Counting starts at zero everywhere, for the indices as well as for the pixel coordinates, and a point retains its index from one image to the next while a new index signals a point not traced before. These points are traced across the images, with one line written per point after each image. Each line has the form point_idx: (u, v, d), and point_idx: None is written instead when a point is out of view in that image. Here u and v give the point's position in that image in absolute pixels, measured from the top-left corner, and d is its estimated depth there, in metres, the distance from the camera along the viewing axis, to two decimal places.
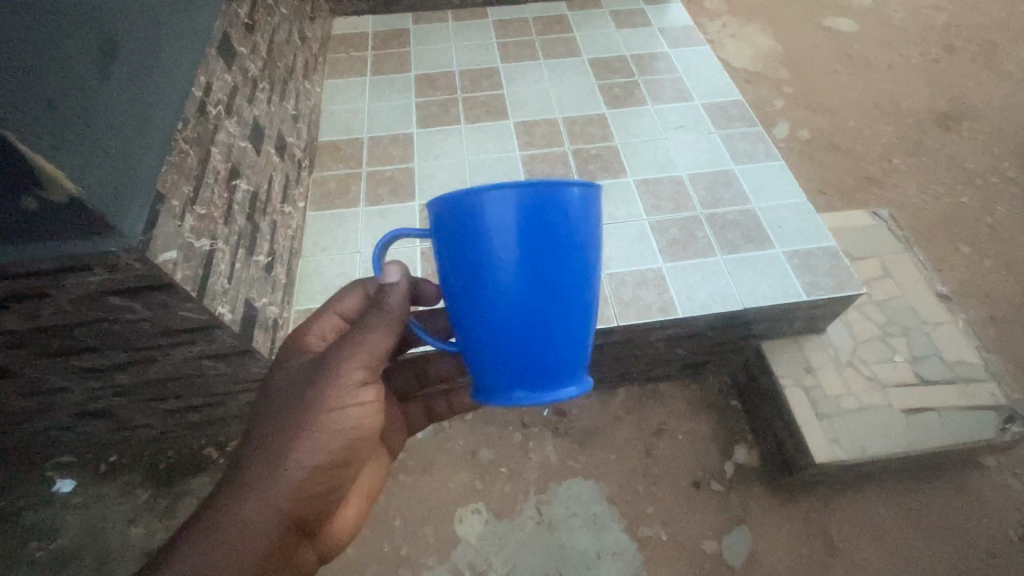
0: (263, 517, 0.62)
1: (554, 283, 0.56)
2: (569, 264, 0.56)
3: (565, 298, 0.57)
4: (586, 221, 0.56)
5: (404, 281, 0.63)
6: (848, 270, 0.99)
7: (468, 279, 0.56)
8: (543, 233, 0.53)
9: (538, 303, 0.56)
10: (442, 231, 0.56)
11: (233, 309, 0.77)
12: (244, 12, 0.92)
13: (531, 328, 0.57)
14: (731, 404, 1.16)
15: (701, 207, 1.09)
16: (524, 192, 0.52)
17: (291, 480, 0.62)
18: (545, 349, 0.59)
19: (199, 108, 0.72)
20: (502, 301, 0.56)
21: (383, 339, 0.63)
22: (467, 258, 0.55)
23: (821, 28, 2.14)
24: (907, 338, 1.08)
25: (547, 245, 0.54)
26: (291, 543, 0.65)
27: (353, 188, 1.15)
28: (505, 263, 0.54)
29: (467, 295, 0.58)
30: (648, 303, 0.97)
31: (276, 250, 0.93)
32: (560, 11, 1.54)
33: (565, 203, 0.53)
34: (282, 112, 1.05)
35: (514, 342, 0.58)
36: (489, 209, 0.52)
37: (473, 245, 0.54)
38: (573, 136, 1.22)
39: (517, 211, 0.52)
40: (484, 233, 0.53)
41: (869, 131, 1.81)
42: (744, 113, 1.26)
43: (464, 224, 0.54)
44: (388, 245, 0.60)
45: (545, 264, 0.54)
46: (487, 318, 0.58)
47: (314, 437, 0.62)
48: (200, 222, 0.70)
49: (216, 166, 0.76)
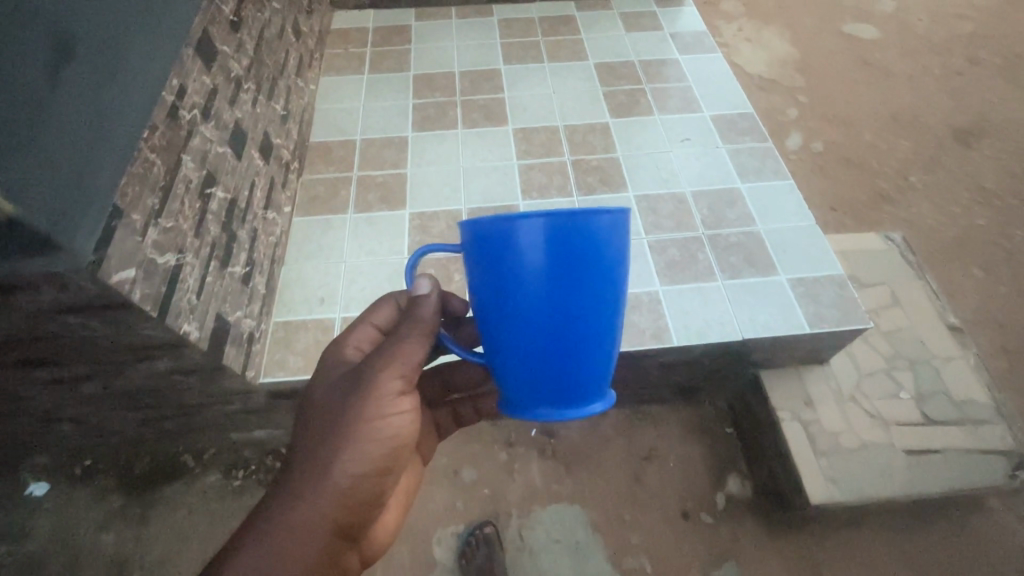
0: (311, 527, 0.59)
1: (581, 306, 0.55)
2: (596, 287, 0.55)
3: (596, 321, 0.57)
4: (614, 245, 0.55)
5: (434, 293, 0.64)
6: (855, 301, 0.94)
7: (501, 297, 0.56)
8: (575, 257, 0.53)
9: (566, 326, 0.56)
10: (475, 255, 0.56)
11: (202, 326, 0.73)
12: (229, 8, 0.88)
13: (562, 347, 0.57)
14: (726, 432, 1.11)
15: (703, 226, 1.04)
16: (557, 218, 0.51)
17: (337, 489, 0.60)
18: (571, 369, 0.59)
19: (169, 113, 0.69)
20: (533, 318, 0.56)
21: (417, 350, 0.61)
22: (501, 282, 0.55)
23: (842, 34, 2.06)
24: (913, 372, 1.03)
25: (575, 268, 0.54)
26: (337, 554, 0.62)
27: (342, 193, 1.11)
28: (534, 287, 0.54)
29: (499, 313, 0.57)
30: (641, 328, 0.92)
31: (255, 259, 0.90)
32: (568, 11, 1.48)
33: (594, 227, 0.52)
34: (270, 113, 1.01)
35: (541, 360, 0.58)
36: (521, 234, 0.52)
37: (506, 265, 0.54)
38: (574, 145, 1.18)
39: (547, 237, 0.52)
40: (514, 258, 0.53)
41: (885, 145, 1.74)
42: (755, 127, 1.21)
43: (495, 248, 0.54)
44: (419, 262, 0.59)
45: (573, 288, 0.54)
46: (515, 338, 0.57)
47: (357, 446, 0.60)
48: (165, 236, 0.66)
49: (188, 175, 0.72)
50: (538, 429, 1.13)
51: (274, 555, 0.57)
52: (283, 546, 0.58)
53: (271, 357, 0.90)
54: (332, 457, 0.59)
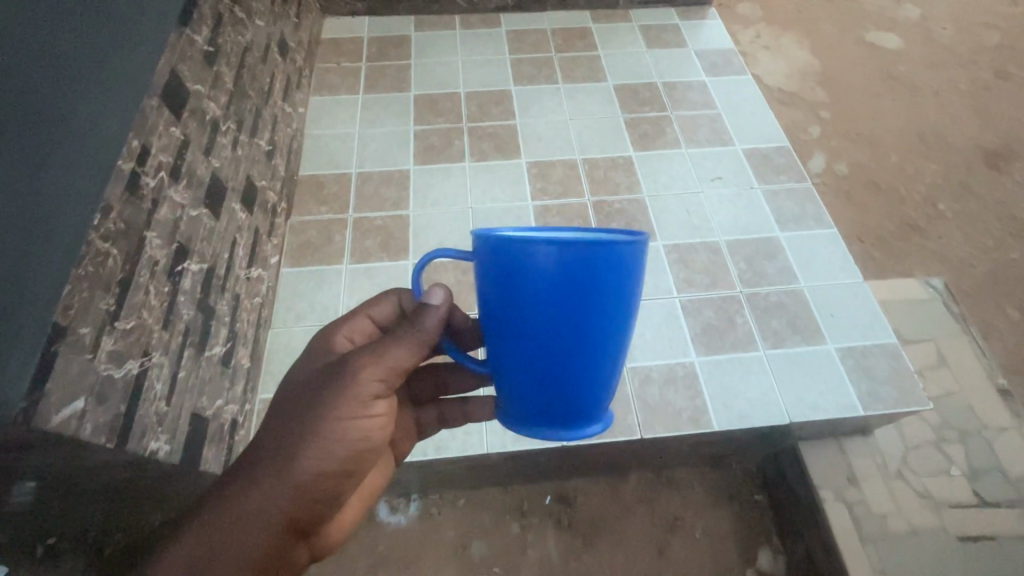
0: (261, 516, 0.52)
1: (585, 336, 0.51)
2: (603, 319, 0.51)
3: (603, 349, 0.53)
4: (628, 278, 0.49)
5: (445, 306, 0.54)
6: (911, 377, 0.85)
7: (510, 321, 0.51)
8: (592, 287, 0.48)
9: (569, 357, 0.52)
10: (489, 275, 0.50)
11: (173, 436, 0.61)
12: (203, 37, 0.74)
13: (566, 370, 0.53)
14: (757, 499, 1.00)
15: (740, 283, 0.94)
16: (577, 249, 0.46)
17: (296, 482, 0.53)
18: (567, 393, 0.56)
19: (127, 186, 0.56)
20: (542, 344, 0.51)
21: (405, 357, 0.53)
22: (512, 306, 0.50)
23: (864, 42, 1.94)
24: (964, 445, 0.95)
25: (584, 301, 0.49)
26: (286, 550, 0.55)
27: (337, 239, 0.98)
28: (541, 316, 0.50)
29: (507, 336, 0.53)
30: (676, 409, 0.82)
31: (237, 331, 0.78)
32: (582, 23, 1.35)
33: (608, 260, 0.47)
34: (253, 152, 0.88)
35: (539, 383, 0.55)
36: (533, 262, 0.47)
37: (519, 291, 0.49)
38: (594, 184, 1.06)
39: (559, 269, 0.47)
40: (524, 285, 0.48)
41: (912, 168, 1.63)
42: (792, 164, 1.10)
43: (505, 273, 0.49)
44: (424, 268, 0.52)
45: (579, 317, 0.50)
46: (517, 360, 0.54)
47: (322, 441, 0.53)
48: (124, 341, 0.54)
49: (153, 255, 0.60)
50: (553, 495, 1.03)
51: (220, 540, 0.52)
52: (231, 535, 0.52)
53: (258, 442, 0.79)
54: (295, 452, 0.52)
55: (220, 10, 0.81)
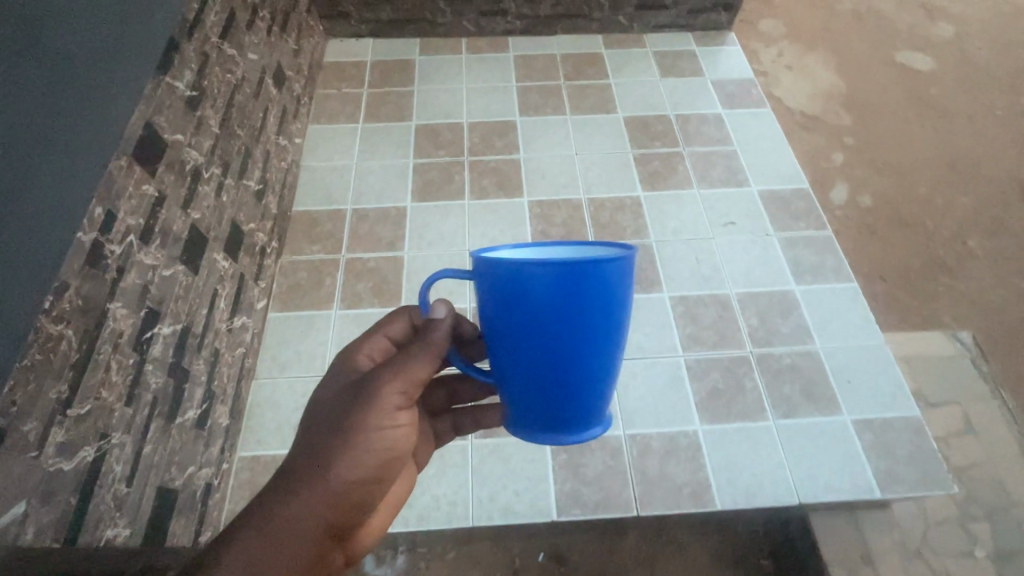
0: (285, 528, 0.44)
1: (582, 357, 0.46)
2: (600, 342, 0.45)
3: (602, 366, 0.47)
4: (623, 296, 0.44)
5: (449, 319, 0.49)
6: (935, 458, 0.79)
7: (505, 340, 0.45)
8: (590, 304, 0.43)
9: (567, 374, 0.46)
10: (483, 295, 0.45)
11: (134, 519, 0.58)
12: (185, 82, 0.71)
13: (565, 387, 0.47)
14: (763, 566, 0.86)
15: (750, 343, 0.88)
16: (571, 266, 0.41)
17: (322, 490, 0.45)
18: (565, 419, 0.50)
19: (88, 259, 0.53)
20: (538, 362, 0.46)
21: (426, 366, 0.48)
22: (506, 325, 0.45)
23: (896, 60, 1.69)
24: (991, 523, 0.88)
25: (581, 317, 0.43)
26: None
27: (328, 282, 0.95)
28: (535, 342, 0.44)
29: (502, 354, 0.47)
30: (677, 483, 0.77)
31: (215, 390, 0.74)
32: (595, 48, 1.30)
33: (601, 279, 0.42)
34: (241, 195, 0.85)
35: (535, 408, 0.49)
36: (521, 283, 0.42)
37: (514, 310, 0.43)
38: (600, 227, 1.01)
39: (550, 291, 0.42)
40: (516, 306, 0.43)
41: (941, 202, 1.36)
42: (812, 210, 1.03)
43: (499, 291, 0.43)
44: (431, 286, 0.48)
45: (575, 334, 0.44)
46: (510, 383, 0.49)
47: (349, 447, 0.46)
48: (76, 429, 0.50)
49: (118, 326, 0.56)
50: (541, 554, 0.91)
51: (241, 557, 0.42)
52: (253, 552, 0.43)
53: (235, 502, 0.76)
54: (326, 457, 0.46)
55: (206, 49, 0.77)
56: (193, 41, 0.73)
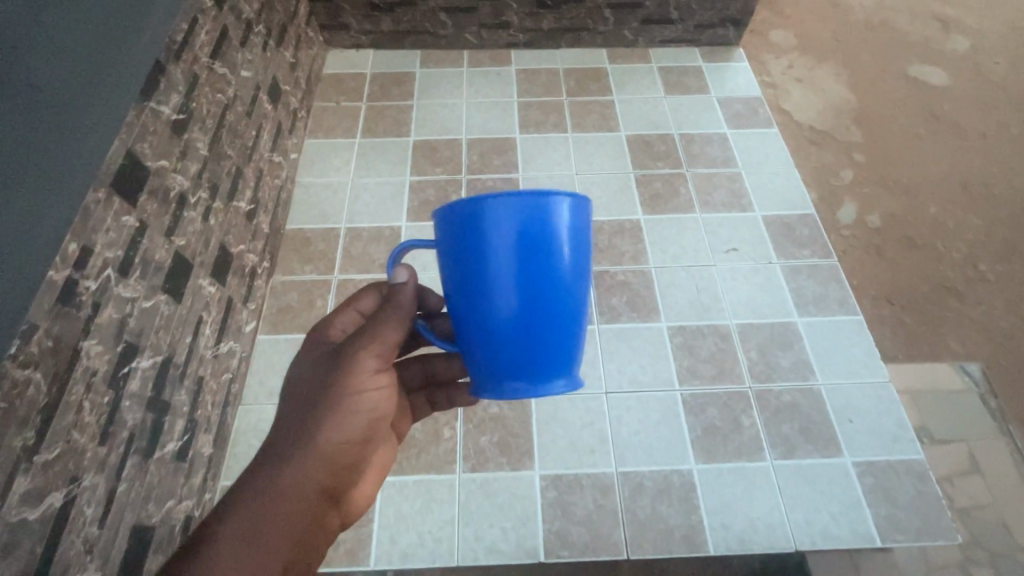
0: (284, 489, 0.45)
1: (537, 294, 0.44)
2: (552, 280, 0.44)
3: (559, 307, 0.45)
4: (575, 238, 0.44)
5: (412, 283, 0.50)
6: (937, 505, 0.76)
7: (463, 280, 0.45)
8: (542, 234, 0.42)
9: (523, 311, 0.44)
10: (443, 240, 0.45)
11: (106, 562, 0.56)
12: (171, 104, 0.69)
13: (521, 328, 0.45)
14: None
15: (749, 377, 0.85)
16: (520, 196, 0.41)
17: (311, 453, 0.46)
18: (522, 367, 0.46)
19: (59, 300, 0.51)
20: (495, 296, 0.44)
21: (397, 329, 0.48)
22: (463, 263, 0.44)
23: (910, 74, 1.65)
24: (994, 570, 0.86)
25: (535, 247, 0.42)
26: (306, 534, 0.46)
27: (319, 304, 0.93)
28: (487, 283, 0.44)
29: (460, 299, 0.46)
30: (669, 525, 0.75)
31: (197, 419, 0.73)
32: (599, 63, 1.27)
33: (549, 215, 0.42)
34: (230, 217, 0.83)
35: (489, 354, 0.47)
36: (474, 215, 0.42)
37: (469, 245, 0.43)
38: (598, 252, 0.98)
39: (503, 221, 0.42)
40: (472, 240, 0.43)
41: (954, 223, 1.31)
42: (817, 237, 1.00)
43: (455, 229, 0.44)
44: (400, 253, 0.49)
45: (530, 267, 0.43)
46: (468, 331, 0.47)
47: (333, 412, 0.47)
48: (42, 477, 0.49)
49: (92, 365, 0.55)
50: None
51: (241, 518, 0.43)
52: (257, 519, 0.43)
53: None
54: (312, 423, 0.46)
55: (196, 69, 0.75)
56: (181, 63, 0.72)
